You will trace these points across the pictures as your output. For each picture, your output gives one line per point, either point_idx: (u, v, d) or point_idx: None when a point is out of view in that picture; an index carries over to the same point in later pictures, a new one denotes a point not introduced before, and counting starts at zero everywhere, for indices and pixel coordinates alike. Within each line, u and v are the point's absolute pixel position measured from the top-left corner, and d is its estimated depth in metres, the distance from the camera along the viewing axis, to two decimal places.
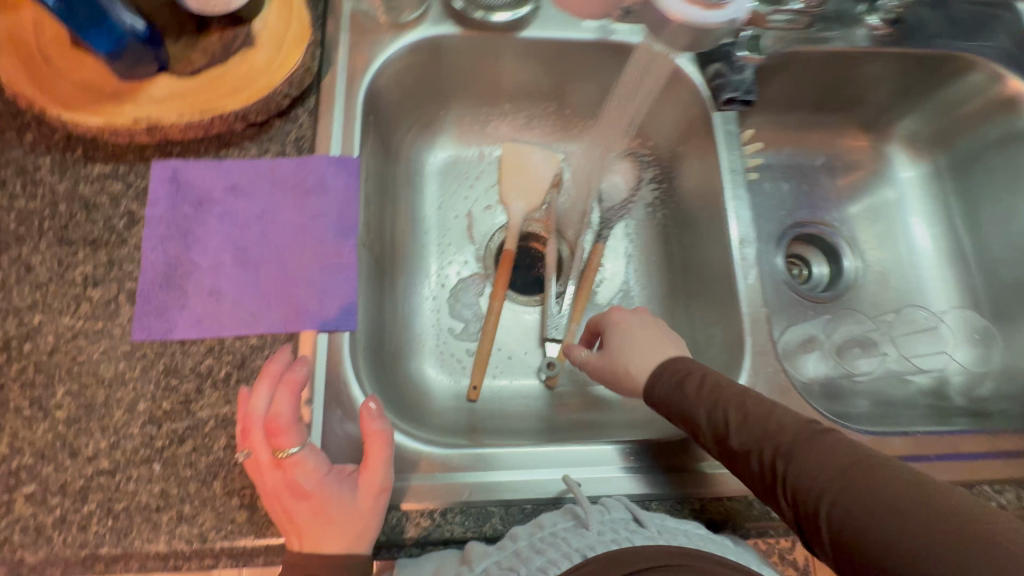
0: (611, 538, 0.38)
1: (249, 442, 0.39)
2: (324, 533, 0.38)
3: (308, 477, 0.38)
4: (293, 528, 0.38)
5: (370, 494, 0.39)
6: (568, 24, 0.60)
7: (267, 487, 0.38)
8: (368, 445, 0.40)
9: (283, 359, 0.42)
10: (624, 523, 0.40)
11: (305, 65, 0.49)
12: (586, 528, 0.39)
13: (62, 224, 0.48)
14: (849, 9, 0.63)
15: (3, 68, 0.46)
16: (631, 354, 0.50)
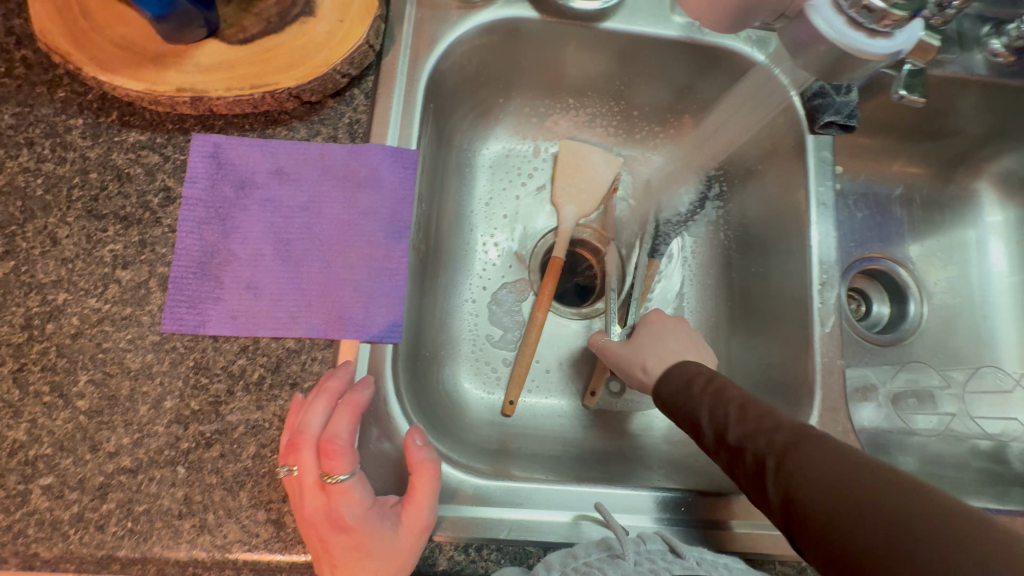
0: (648, 568, 0.37)
1: (295, 460, 0.35)
2: (361, 571, 0.34)
3: (352, 511, 0.35)
4: (326, 560, 0.34)
5: (412, 535, 0.36)
6: (657, 18, 0.53)
7: (307, 514, 0.34)
8: (417, 479, 0.37)
9: (344, 376, 0.38)
10: (660, 554, 0.39)
11: (368, 43, 0.44)
12: (622, 557, 0.38)
13: (92, 195, 0.44)
14: (970, 31, 0.56)
15: (37, 17, 0.41)
16: (652, 351, 0.52)
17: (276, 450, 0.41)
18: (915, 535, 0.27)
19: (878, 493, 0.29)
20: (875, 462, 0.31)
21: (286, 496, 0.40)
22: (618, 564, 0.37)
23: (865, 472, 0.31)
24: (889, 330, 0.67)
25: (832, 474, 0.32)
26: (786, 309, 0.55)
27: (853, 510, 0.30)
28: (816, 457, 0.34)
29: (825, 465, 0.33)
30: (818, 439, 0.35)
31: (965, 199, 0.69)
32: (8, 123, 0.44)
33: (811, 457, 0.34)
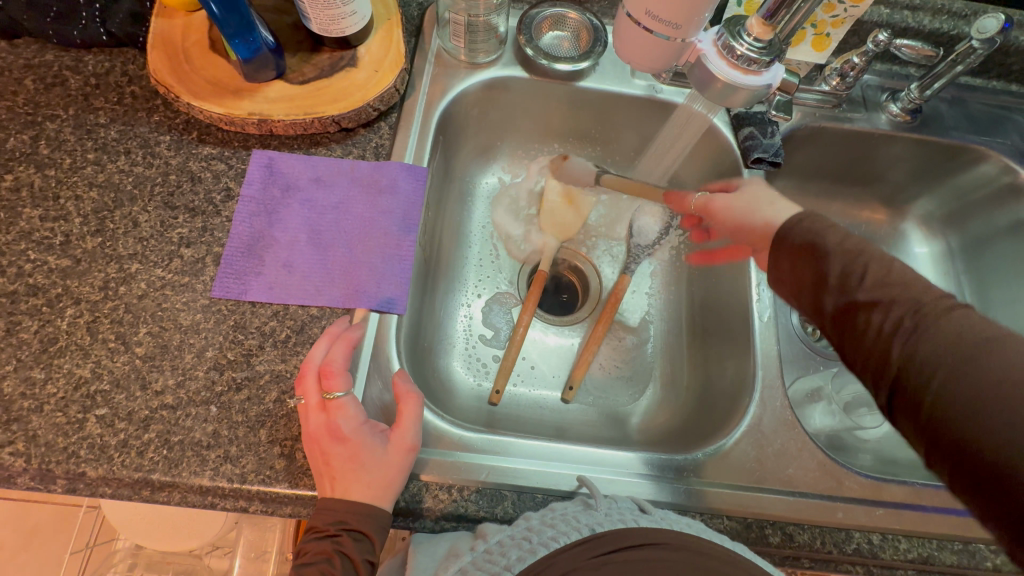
0: (617, 519, 0.43)
1: (303, 386, 0.45)
2: (355, 477, 0.43)
3: (348, 424, 0.44)
4: (328, 468, 0.43)
5: (399, 452, 0.45)
6: (621, 79, 0.67)
7: (312, 429, 0.44)
8: (403, 406, 0.47)
9: (342, 324, 0.50)
10: (630, 513, 0.44)
11: (395, 87, 0.58)
12: (595, 509, 0.44)
13: (169, 191, 0.55)
14: (871, 97, 0.70)
15: (152, 61, 0.55)
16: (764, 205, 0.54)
17: (294, 395, 0.49)
18: (893, 285, 0.40)
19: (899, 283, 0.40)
20: (852, 236, 0.45)
21: (298, 435, 0.48)
22: (591, 513, 0.43)
23: (849, 247, 0.43)
24: None
25: (837, 248, 0.44)
26: (735, 312, 0.64)
27: (847, 271, 0.42)
28: (823, 236, 0.45)
29: (831, 243, 0.44)
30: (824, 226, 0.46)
31: (897, 235, 0.79)
32: (112, 136, 0.57)
33: (816, 236, 0.46)
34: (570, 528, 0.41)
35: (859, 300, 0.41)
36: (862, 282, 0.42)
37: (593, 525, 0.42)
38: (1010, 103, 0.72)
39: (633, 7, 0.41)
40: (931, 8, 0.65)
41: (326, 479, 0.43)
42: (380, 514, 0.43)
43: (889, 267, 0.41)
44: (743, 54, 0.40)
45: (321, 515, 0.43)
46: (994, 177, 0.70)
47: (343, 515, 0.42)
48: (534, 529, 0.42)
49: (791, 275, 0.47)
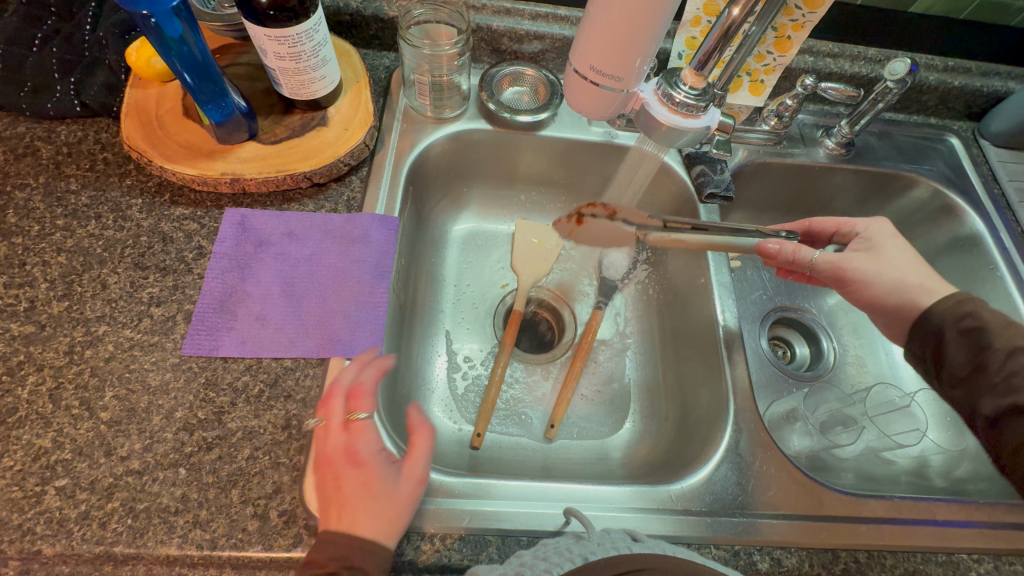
0: (611, 546, 0.43)
1: (326, 406, 0.46)
2: (363, 508, 0.41)
3: (370, 447, 0.44)
4: (338, 496, 0.42)
5: (410, 483, 0.43)
6: (579, 127, 0.72)
7: (334, 448, 0.44)
8: (416, 439, 0.45)
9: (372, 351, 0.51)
10: (622, 540, 0.44)
11: (364, 142, 0.61)
12: (587, 540, 0.44)
13: (140, 252, 0.56)
14: (808, 134, 0.77)
15: (126, 129, 0.57)
16: (898, 267, 0.52)
17: (269, 451, 0.48)
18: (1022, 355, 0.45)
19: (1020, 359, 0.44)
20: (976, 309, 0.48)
21: (272, 493, 0.46)
22: (582, 543, 0.43)
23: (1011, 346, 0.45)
24: (810, 371, 0.74)
25: (1005, 351, 0.45)
26: (704, 341, 0.65)
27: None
28: (979, 333, 0.46)
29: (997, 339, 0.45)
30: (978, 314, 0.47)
31: None
32: (83, 201, 0.57)
33: (979, 333, 0.46)
34: (563, 560, 0.41)
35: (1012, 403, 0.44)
36: (1018, 384, 0.44)
37: (586, 554, 0.42)
38: (932, 133, 0.79)
39: (579, 62, 0.45)
40: (849, 54, 0.73)
41: (335, 511, 0.41)
42: (383, 554, 0.40)
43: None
44: (681, 101, 0.44)
45: (319, 550, 0.39)
46: (926, 201, 0.76)
47: (345, 553, 0.39)
48: (526, 565, 0.41)
49: (934, 358, 0.49)
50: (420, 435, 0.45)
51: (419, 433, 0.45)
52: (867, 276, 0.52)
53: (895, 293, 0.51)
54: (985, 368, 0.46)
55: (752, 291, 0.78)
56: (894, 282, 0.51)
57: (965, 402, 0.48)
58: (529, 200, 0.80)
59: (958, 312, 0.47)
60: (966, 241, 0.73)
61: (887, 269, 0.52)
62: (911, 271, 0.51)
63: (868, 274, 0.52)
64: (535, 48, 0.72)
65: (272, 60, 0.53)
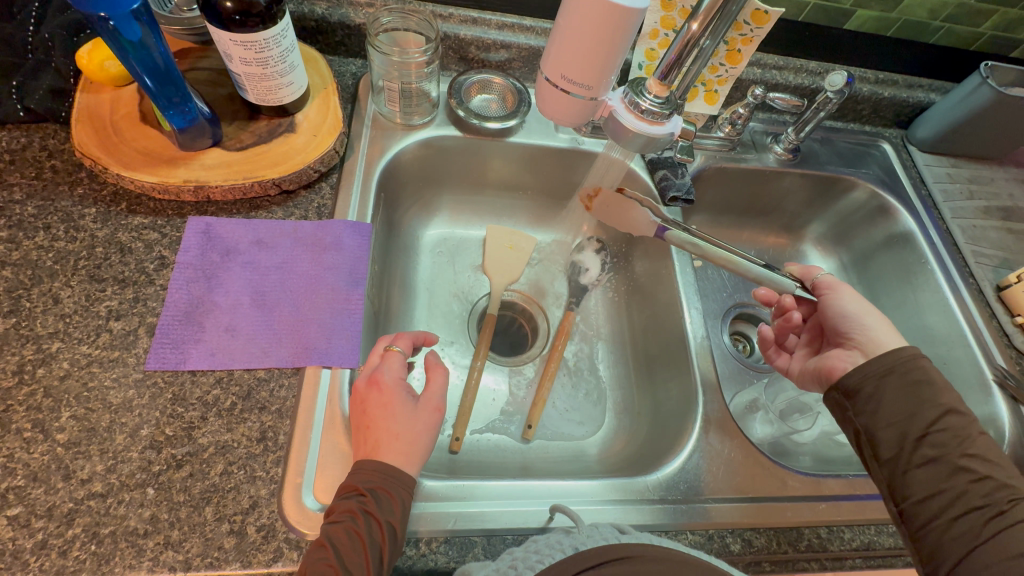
0: (600, 538, 0.44)
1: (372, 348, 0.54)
2: (386, 428, 0.46)
3: (390, 376, 0.49)
4: (367, 418, 0.47)
5: (428, 410, 0.49)
6: (547, 133, 0.74)
7: (364, 378, 0.50)
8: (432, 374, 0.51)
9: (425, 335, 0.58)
10: (611, 533, 0.45)
11: (334, 149, 0.60)
12: (577, 532, 0.45)
13: (96, 264, 0.53)
14: (759, 140, 0.82)
15: (78, 135, 0.54)
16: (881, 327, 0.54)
17: (243, 465, 0.46)
18: (947, 408, 0.47)
19: (954, 422, 0.47)
20: (931, 373, 0.49)
21: (248, 508, 0.45)
22: (573, 536, 0.45)
23: (949, 403, 0.47)
24: None
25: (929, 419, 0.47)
26: (673, 337, 0.68)
27: (959, 432, 0.46)
28: (921, 389, 0.48)
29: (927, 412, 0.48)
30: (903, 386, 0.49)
31: (798, 256, 0.90)
32: (30, 212, 0.54)
33: (922, 388, 0.48)
34: (555, 550, 0.43)
35: (938, 465, 0.46)
36: (948, 439, 0.46)
37: (578, 545, 0.44)
38: (867, 140, 0.86)
39: (550, 71, 0.47)
40: (792, 67, 0.79)
41: (367, 443, 0.46)
42: (408, 481, 0.45)
43: (973, 425, 0.47)
44: (646, 109, 0.47)
45: (352, 476, 0.44)
46: (865, 201, 0.83)
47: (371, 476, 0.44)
48: (520, 559, 0.43)
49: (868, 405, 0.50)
50: (431, 365, 0.52)
51: (432, 369, 0.52)
52: (843, 303, 0.57)
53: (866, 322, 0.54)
54: (917, 417, 0.47)
55: (711, 290, 0.82)
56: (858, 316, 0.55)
57: (881, 449, 0.49)
58: (500, 206, 0.81)
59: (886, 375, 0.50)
60: (901, 238, 0.80)
61: (857, 304, 0.56)
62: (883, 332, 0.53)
63: (850, 303, 0.56)
64: (502, 57, 0.74)
65: (238, 65, 0.52)
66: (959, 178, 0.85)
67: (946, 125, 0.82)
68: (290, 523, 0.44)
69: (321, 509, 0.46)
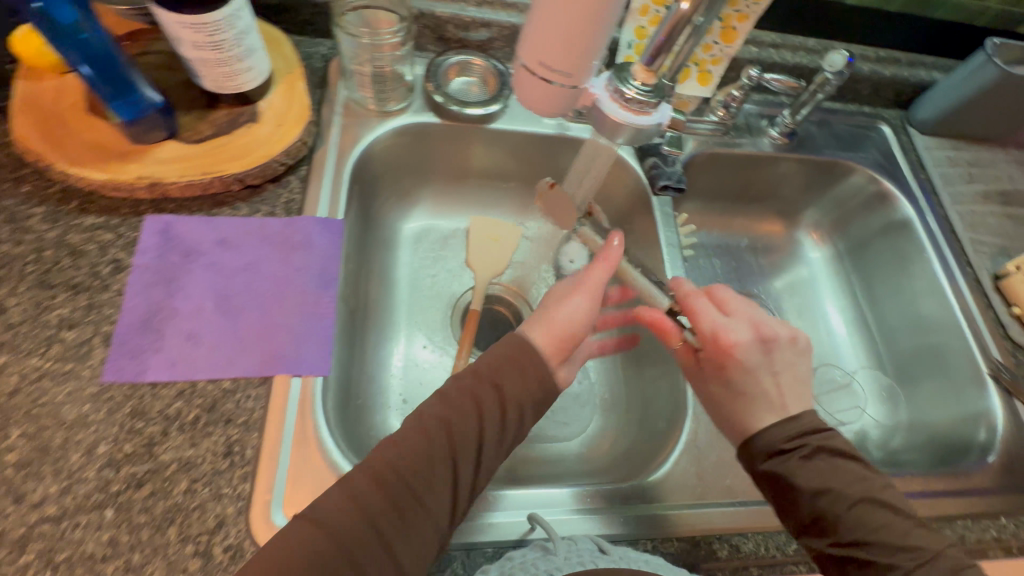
0: (577, 561, 0.43)
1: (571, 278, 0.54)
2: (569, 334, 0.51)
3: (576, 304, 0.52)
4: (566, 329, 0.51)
5: (575, 325, 0.51)
6: (532, 119, 0.70)
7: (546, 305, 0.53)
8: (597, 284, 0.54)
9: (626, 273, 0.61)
10: (590, 553, 0.44)
11: (301, 140, 0.56)
12: (554, 552, 0.43)
13: (45, 269, 0.49)
14: (754, 123, 0.78)
15: (18, 129, 0.50)
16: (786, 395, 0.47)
17: (209, 482, 0.44)
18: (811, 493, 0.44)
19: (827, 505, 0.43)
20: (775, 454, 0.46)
21: (214, 527, 0.42)
22: (550, 558, 0.43)
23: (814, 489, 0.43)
24: None
25: (820, 442, 0.45)
26: None
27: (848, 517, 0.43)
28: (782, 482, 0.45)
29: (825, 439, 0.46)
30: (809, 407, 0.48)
31: (792, 244, 0.87)
32: None
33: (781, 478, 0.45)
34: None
35: (828, 494, 0.43)
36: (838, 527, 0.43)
37: (553, 570, 0.42)
38: (867, 122, 0.83)
39: (527, 58, 0.43)
40: (791, 45, 0.75)
41: (454, 406, 0.45)
42: (547, 389, 0.48)
43: (843, 503, 0.43)
44: (632, 97, 0.43)
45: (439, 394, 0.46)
46: (863, 187, 0.80)
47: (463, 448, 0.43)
48: None
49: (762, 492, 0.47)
50: (586, 293, 0.53)
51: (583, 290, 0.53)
52: (749, 366, 0.48)
53: (745, 394, 0.48)
54: (797, 507, 0.44)
55: (703, 279, 0.82)
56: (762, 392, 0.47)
57: (804, 514, 0.44)
58: (484, 195, 0.78)
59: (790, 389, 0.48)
60: (899, 225, 0.77)
61: (757, 374, 0.47)
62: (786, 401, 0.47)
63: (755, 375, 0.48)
64: (482, 36, 0.69)
65: (189, 49, 0.47)
66: (960, 161, 0.82)
67: (949, 106, 0.78)
68: (259, 542, 0.42)
69: None
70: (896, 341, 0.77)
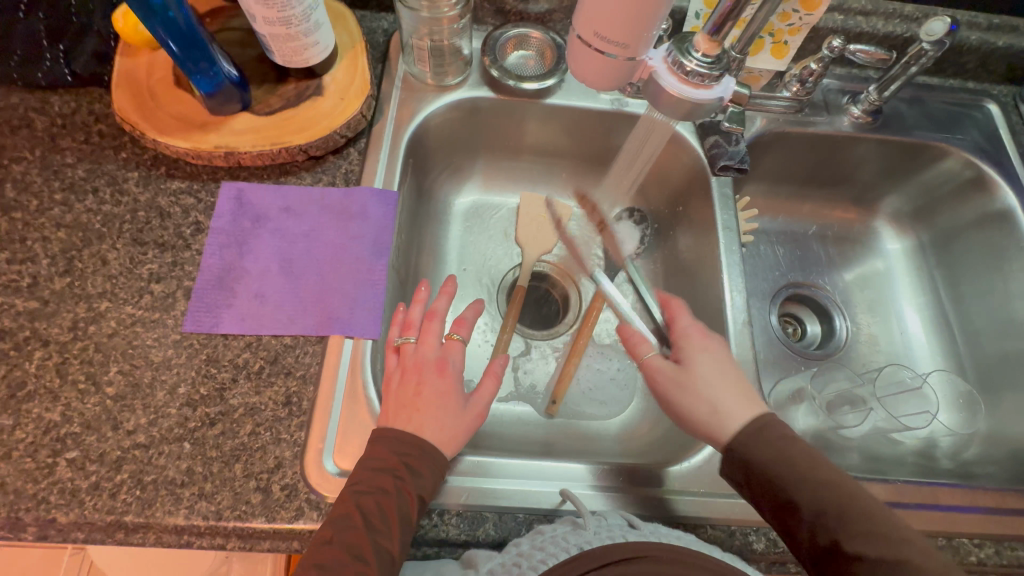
0: (606, 536, 0.44)
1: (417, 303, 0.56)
2: (448, 396, 0.49)
3: (437, 326, 0.54)
4: (440, 366, 0.51)
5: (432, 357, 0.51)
6: (588, 94, 0.68)
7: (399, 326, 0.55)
8: (432, 323, 0.54)
9: (443, 302, 0.56)
10: (619, 528, 0.45)
11: (361, 113, 0.59)
12: (584, 529, 0.44)
13: (138, 228, 0.55)
14: (833, 100, 0.72)
15: (117, 100, 0.56)
16: (718, 388, 0.50)
17: (270, 427, 0.48)
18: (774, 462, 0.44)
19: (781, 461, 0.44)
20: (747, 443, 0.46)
21: (274, 467, 0.47)
22: (579, 532, 0.44)
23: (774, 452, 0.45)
24: (820, 349, 0.74)
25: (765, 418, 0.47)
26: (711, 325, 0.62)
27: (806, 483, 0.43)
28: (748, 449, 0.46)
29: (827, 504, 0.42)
30: (800, 471, 0.43)
31: (865, 233, 0.80)
32: (80, 175, 0.57)
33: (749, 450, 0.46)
34: (559, 549, 0.43)
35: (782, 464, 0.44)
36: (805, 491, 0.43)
37: (581, 544, 0.43)
38: (969, 100, 0.74)
39: (582, 29, 0.42)
40: (883, 12, 0.68)
41: (401, 451, 0.46)
42: (463, 434, 0.49)
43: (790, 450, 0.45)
44: (692, 71, 0.41)
45: (390, 441, 0.46)
46: (957, 173, 0.72)
47: (404, 495, 0.43)
48: (524, 555, 0.43)
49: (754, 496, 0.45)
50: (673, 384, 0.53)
51: (433, 316, 0.54)
52: (694, 369, 0.51)
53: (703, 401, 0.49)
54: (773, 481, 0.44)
55: (762, 268, 0.78)
56: (710, 391, 0.50)
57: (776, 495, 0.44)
58: (537, 173, 0.78)
59: (775, 464, 0.44)
60: (997, 217, 0.69)
61: (710, 378, 0.50)
62: (721, 391, 0.50)
63: (697, 379, 0.51)
64: (542, 8, 0.68)
65: (262, 25, 0.50)
66: None
67: None
68: (312, 485, 0.46)
69: (340, 474, 0.48)
70: (980, 346, 0.70)
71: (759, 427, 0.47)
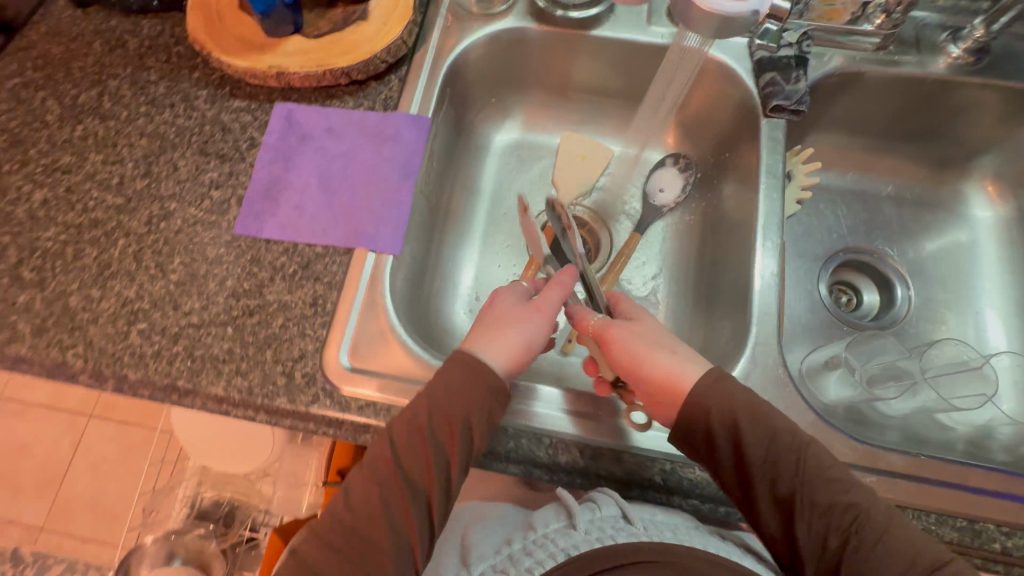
0: (595, 538, 0.44)
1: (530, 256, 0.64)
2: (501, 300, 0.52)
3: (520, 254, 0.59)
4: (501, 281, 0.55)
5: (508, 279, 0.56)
6: (637, 26, 0.65)
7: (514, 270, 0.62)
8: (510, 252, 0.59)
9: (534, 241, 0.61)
10: (612, 522, 0.46)
11: (401, 39, 0.60)
12: (574, 530, 0.45)
13: (204, 140, 0.62)
14: (928, 36, 0.63)
15: (191, 21, 0.61)
16: (657, 343, 0.49)
17: (298, 322, 0.54)
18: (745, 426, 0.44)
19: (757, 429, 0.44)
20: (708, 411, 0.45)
21: (298, 357, 0.53)
22: (569, 535, 0.45)
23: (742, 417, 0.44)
24: (874, 321, 0.68)
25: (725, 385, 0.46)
26: (739, 277, 0.60)
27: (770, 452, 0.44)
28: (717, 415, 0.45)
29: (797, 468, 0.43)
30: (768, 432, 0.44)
31: (953, 197, 0.72)
32: (161, 91, 0.64)
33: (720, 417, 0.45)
34: (547, 555, 0.44)
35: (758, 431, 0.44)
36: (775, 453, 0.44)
37: (569, 548, 0.44)
38: None
39: None
40: None
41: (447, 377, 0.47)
42: (526, 331, 0.50)
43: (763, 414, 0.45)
44: None
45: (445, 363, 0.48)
46: None
47: (445, 419, 0.45)
48: (516, 555, 0.45)
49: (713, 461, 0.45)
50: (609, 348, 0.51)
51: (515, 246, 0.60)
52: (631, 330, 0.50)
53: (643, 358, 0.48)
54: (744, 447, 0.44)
55: (818, 228, 0.72)
56: (651, 346, 0.48)
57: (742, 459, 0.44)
58: (581, 113, 0.76)
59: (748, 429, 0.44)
60: None
61: (644, 337, 0.49)
62: (657, 346, 0.48)
63: (635, 335, 0.50)
64: None
65: None
66: None
67: None
68: (328, 376, 0.52)
69: (353, 371, 0.52)
70: None
71: (713, 378, 0.46)
